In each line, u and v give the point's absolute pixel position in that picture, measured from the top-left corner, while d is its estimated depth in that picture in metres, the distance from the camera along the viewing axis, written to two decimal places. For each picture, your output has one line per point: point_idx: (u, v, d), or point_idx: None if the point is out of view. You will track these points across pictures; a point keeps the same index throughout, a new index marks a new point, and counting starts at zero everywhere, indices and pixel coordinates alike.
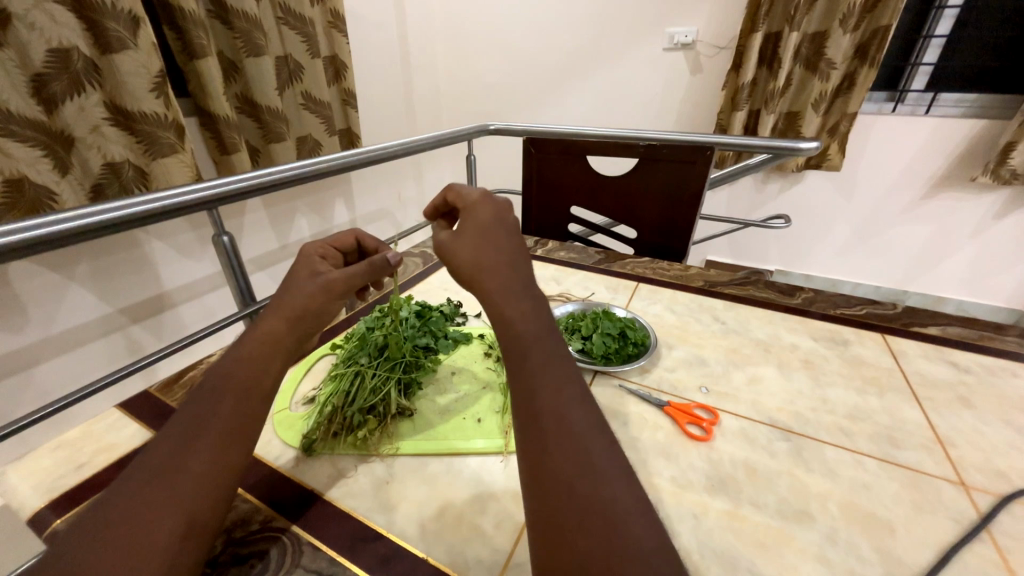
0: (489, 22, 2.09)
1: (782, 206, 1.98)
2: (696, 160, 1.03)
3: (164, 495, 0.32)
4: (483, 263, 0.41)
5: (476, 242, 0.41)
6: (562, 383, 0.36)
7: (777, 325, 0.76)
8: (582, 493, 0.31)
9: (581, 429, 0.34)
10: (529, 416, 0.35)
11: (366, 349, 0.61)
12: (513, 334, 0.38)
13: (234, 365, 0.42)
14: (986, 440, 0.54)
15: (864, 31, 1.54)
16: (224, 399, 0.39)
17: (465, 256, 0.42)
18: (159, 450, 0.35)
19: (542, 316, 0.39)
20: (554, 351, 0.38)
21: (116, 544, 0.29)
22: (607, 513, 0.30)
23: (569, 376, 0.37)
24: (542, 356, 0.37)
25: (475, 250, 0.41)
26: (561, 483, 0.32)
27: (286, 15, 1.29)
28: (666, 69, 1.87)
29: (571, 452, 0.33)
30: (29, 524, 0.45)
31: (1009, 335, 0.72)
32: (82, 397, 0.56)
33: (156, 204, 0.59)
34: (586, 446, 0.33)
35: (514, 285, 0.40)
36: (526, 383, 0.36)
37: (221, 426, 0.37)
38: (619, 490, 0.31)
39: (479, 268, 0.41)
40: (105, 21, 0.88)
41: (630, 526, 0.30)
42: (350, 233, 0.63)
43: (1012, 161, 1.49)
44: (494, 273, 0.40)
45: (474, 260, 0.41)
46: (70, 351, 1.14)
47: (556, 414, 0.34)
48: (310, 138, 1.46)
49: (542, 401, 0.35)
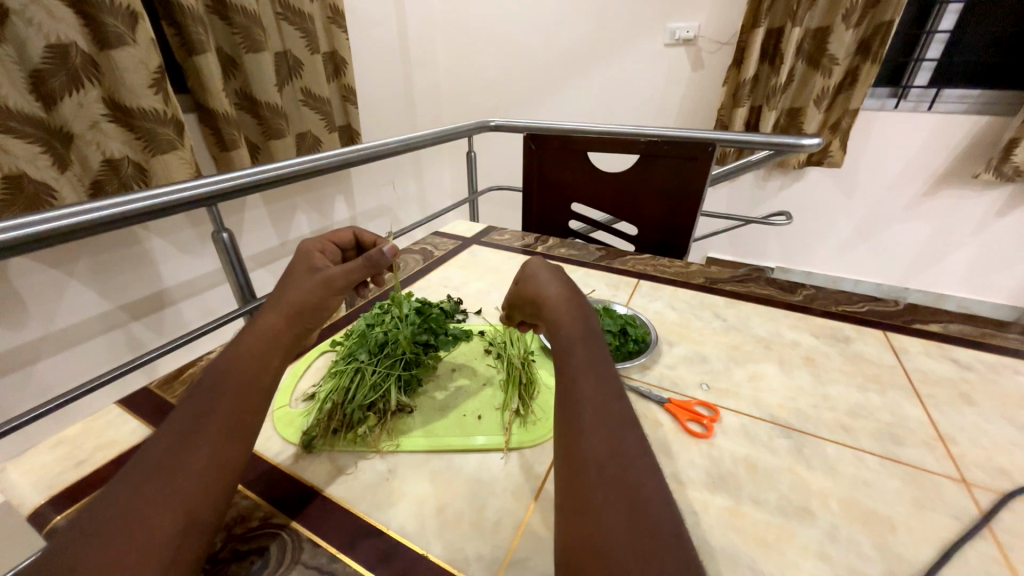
0: (489, 17, 2.08)
1: (783, 203, 1.98)
2: (697, 157, 1.02)
3: (165, 492, 0.32)
4: (537, 277, 0.51)
5: (523, 263, 0.54)
6: (601, 379, 0.39)
7: (778, 323, 0.75)
8: (612, 475, 0.33)
9: (614, 422, 0.36)
10: (568, 406, 0.38)
11: (366, 345, 0.61)
12: (560, 336, 0.44)
13: (269, 360, 0.43)
14: (988, 437, 0.54)
15: (866, 26, 1.53)
16: (226, 396, 0.39)
17: (527, 283, 0.51)
18: (160, 445, 0.35)
19: (586, 322, 0.45)
20: (598, 352, 0.42)
21: (117, 538, 0.29)
22: (633, 495, 0.32)
23: (608, 374, 0.41)
24: (585, 354, 0.41)
25: (528, 268, 0.53)
26: (588, 466, 0.33)
27: (286, 10, 1.28)
28: (667, 65, 1.86)
29: (604, 438, 0.35)
30: (30, 520, 0.45)
31: (1011, 332, 0.72)
32: (82, 393, 0.56)
33: (156, 201, 0.58)
34: (618, 435, 0.35)
35: (565, 297, 0.48)
36: (567, 377, 0.40)
37: (223, 422, 0.37)
38: (646, 478, 0.33)
39: (534, 279, 0.51)
40: (102, 16, 0.87)
41: (653, 513, 0.31)
42: (349, 227, 0.63)
43: (1016, 157, 1.48)
44: (544, 284, 0.50)
45: (527, 272, 0.53)
46: (71, 348, 1.14)
47: (591, 405, 0.37)
48: (310, 134, 1.46)
49: (580, 392, 0.38)
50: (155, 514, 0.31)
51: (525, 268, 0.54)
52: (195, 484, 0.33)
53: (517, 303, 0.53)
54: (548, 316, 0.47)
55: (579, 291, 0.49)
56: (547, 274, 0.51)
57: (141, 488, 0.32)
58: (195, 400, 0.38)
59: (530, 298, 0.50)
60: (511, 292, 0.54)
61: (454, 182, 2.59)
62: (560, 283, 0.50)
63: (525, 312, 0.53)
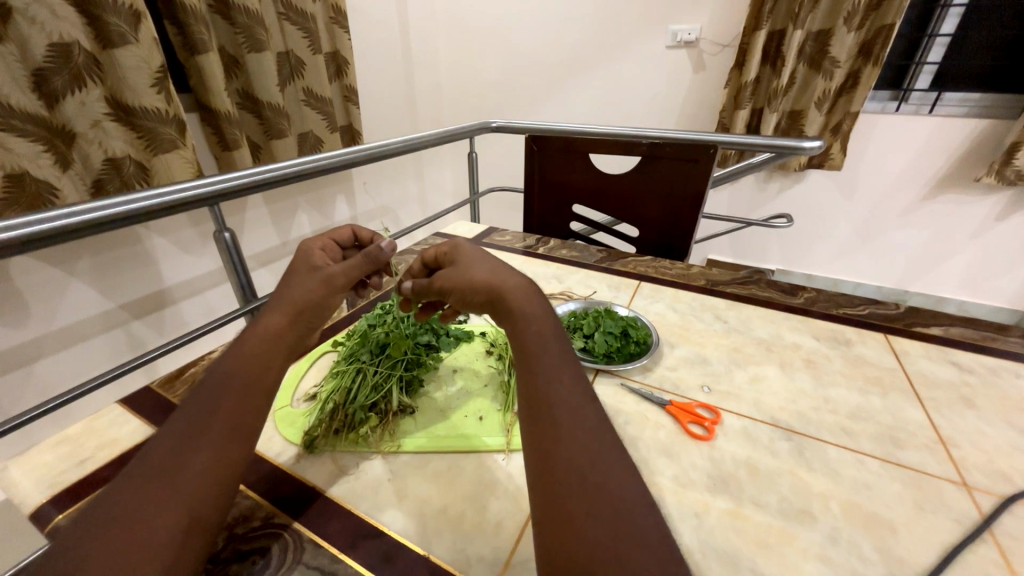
0: (491, 19, 2.09)
1: (784, 206, 1.98)
2: (699, 159, 1.02)
3: (156, 496, 0.32)
4: (483, 264, 0.48)
5: (465, 248, 0.51)
6: (573, 379, 0.39)
7: (780, 325, 0.75)
8: (597, 481, 0.32)
9: (589, 424, 0.36)
10: (542, 408, 0.37)
11: (367, 346, 0.61)
12: (527, 329, 0.42)
13: (245, 358, 0.42)
14: (990, 441, 0.54)
15: (868, 30, 1.53)
16: (209, 398, 0.39)
17: (473, 270, 0.47)
18: (148, 453, 0.35)
19: (554, 318, 0.44)
20: (566, 351, 0.41)
21: (109, 547, 0.29)
22: (619, 502, 0.31)
23: (578, 374, 0.40)
24: (557, 352, 0.40)
25: (472, 248, 0.51)
26: (572, 472, 0.33)
27: (287, 10, 1.28)
28: (668, 67, 1.87)
29: (582, 443, 0.34)
30: (31, 519, 0.45)
31: (1012, 336, 0.72)
32: (84, 392, 0.56)
33: (159, 200, 0.58)
34: (597, 438, 0.35)
35: (529, 287, 0.45)
36: (541, 376, 0.39)
37: (210, 424, 0.37)
38: (628, 483, 0.33)
39: (484, 260, 0.49)
40: (105, 16, 0.88)
41: (637, 517, 0.31)
42: (348, 227, 0.63)
43: (1018, 161, 1.48)
44: (500, 270, 0.47)
45: (471, 259, 0.49)
46: (72, 347, 1.14)
47: (569, 407, 0.37)
48: (311, 134, 1.46)
49: (555, 394, 0.37)
50: (144, 521, 0.30)
51: (467, 247, 0.51)
52: (180, 488, 0.33)
53: (457, 290, 0.48)
54: (508, 309, 0.44)
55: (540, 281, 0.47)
56: (498, 261, 0.49)
57: (120, 498, 0.32)
58: (184, 407, 0.38)
59: (484, 284, 0.46)
60: (444, 275, 0.50)
61: (455, 183, 2.59)
62: (518, 273, 0.47)
63: (466, 296, 0.48)
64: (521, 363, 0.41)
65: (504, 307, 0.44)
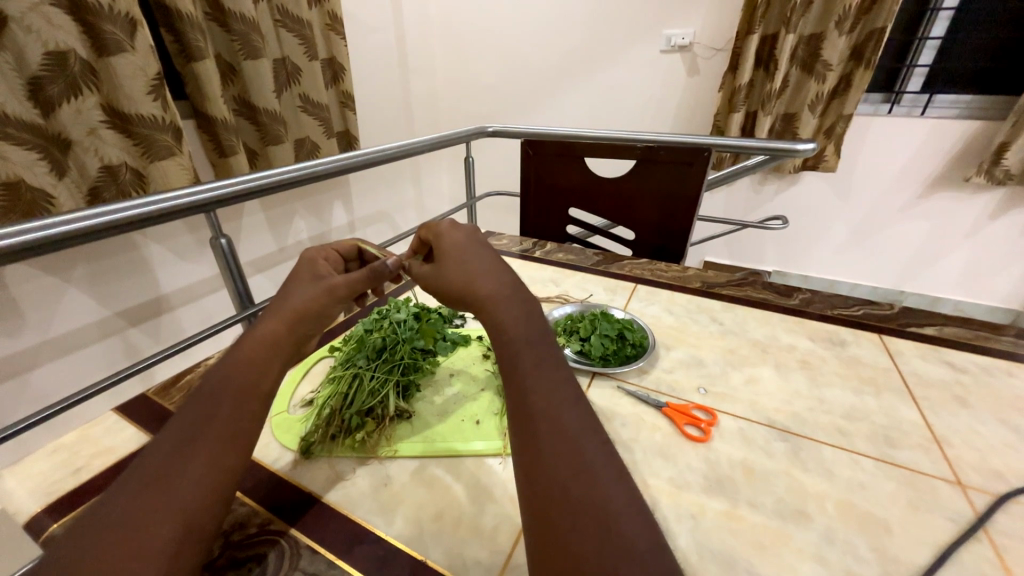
0: (487, 27, 2.11)
1: (779, 207, 1.99)
2: (693, 162, 1.03)
3: (138, 508, 0.32)
4: (469, 264, 0.49)
5: (448, 243, 0.52)
6: (556, 386, 0.39)
7: (775, 326, 0.76)
8: (581, 489, 0.32)
9: (573, 432, 0.36)
10: (525, 418, 0.37)
11: (363, 351, 0.62)
12: (506, 340, 0.42)
13: (228, 366, 0.42)
14: (982, 439, 0.54)
15: (859, 32, 1.55)
16: (191, 411, 0.39)
17: (454, 273, 0.48)
18: (131, 468, 0.34)
19: (536, 323, 0.44)
20: (551, 356, 0.41)
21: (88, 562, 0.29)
22: (604, 510, 0.31)
23: (564, 380, 0.40)
24: (535, 359, 0.40)
25: (451, 247, 0.52)
26: (557, 482, 0.33)
27: (283, 17, 1.29)
28: (662, 71, 1.88)
29: (565, 452, 0.34)
30: (24, 529, 0.45)
31: (1005, 335, 0.72)
32: (78, 401, 0.55)
33: (157, 207, 0.59)
34: (581, 446, 0.35)
35: (506, 295, 0.45)
36: (523, 385, 0.39)
37: (187, 435, 0.36)
38: (614, 489, 0.33)
39: (461, 261, 0.49)
40: (102, 24, 0.88)
41: (624, 524, 0.31)
42: (351, 240, 0.64)
43: (1006, 161, 1.50)
44: (478, 278, 0.47)
45: (454, 255, 0.51)
46: (68, 354, 1.14)
47: (551, 416, 0.36)
48: (308, 140, 1.47)
49: (538, 403, 0.37)
50: (124, 534, 0.30)
51: (447, 245, 0.52)
52: (163, 500, 0.32)
53: (439, 292, 0.50)
54: (487, 320, 0.44)
55: (521, 285, 0.47)
56: (478, 260, 0.49)
57: (104, 511, 0.31)
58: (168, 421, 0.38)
59: (462, 290, 0.47)
60: (430, 272, 0.52)
61: (452, 187, 2.60)
62: (500, 278, 0.47)
63: (448, 300, 0.50)
64: (505, 373, 0.41)
65: (483, 317, 0.45)
